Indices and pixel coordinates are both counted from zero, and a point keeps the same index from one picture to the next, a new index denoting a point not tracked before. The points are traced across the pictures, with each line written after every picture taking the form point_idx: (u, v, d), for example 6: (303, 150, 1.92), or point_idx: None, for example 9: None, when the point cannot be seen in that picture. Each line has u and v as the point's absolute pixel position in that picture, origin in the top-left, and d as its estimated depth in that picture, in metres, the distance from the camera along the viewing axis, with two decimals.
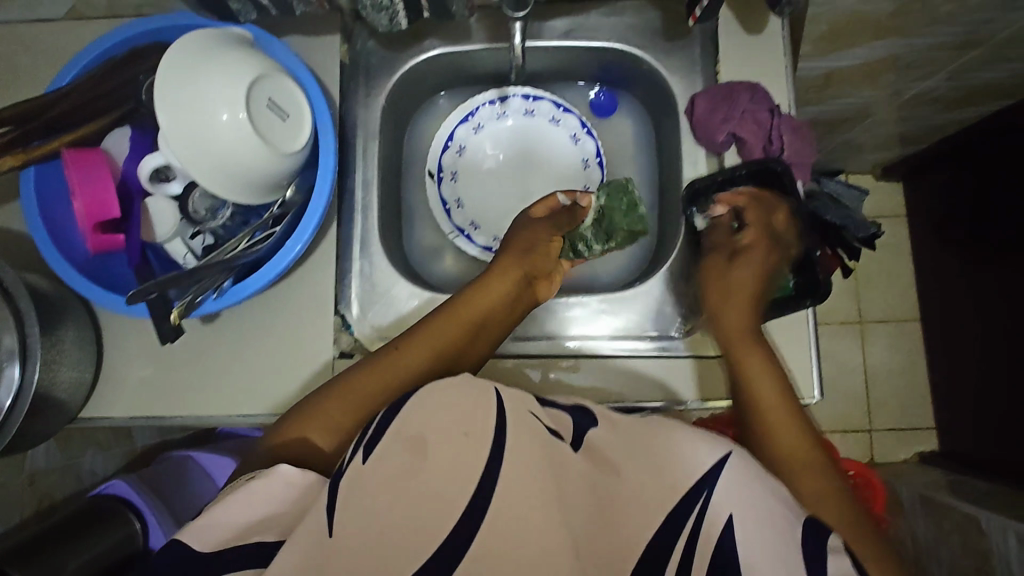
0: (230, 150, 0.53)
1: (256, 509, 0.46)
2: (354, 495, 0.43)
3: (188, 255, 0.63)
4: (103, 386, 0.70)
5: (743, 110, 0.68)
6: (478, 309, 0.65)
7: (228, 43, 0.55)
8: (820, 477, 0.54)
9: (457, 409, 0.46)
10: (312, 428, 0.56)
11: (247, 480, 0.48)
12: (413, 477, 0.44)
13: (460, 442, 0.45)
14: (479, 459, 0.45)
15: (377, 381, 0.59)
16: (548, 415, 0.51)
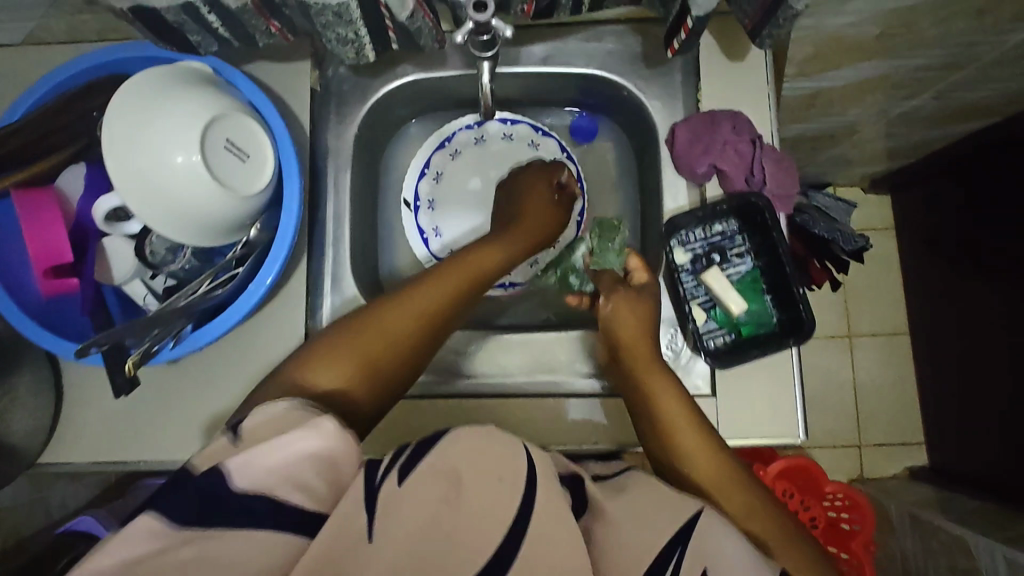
0: (183, 194, 0.51)
1: (290, 464, 0.44)
2: (388, 511, 0.44)
3: (148, 296, 0.61)
4: (62, 429, 0.67)
5: (724, 141, 0.66)
6: (491, 262, 0.65)
7: (186, 80, 0.53)
8: (744, 500, 0.52)
9: (492, 456, 0.46)
10: (332, 364, 0.55)
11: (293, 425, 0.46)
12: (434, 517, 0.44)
13: (494, 487, 0.45)
14: (507, 507, 0.44)
15: (400, 309, 0.58)
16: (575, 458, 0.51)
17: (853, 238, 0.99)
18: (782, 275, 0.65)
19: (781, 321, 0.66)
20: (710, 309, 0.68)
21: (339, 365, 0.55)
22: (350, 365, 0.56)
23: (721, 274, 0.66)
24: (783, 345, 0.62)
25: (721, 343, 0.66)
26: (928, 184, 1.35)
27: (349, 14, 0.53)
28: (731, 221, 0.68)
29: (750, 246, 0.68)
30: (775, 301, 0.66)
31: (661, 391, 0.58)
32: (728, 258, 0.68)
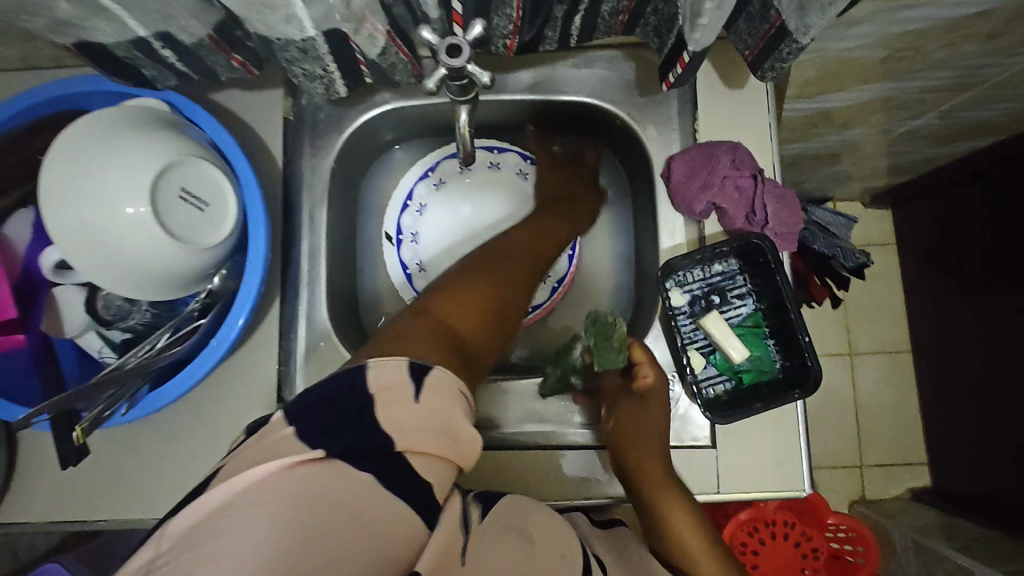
0: (134, 251, 0.46)
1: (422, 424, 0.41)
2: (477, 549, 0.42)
3: (104, 349, 0.56)
4: (15, 487, 0.63)
5: (724, 176, 0.62)
6: (551, 240, 0.67)
7: (139, 123, 0.48)
8: None
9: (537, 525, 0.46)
10: (455, 306, 0.52)
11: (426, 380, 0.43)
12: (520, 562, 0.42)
13: (555, 562, 0.44)
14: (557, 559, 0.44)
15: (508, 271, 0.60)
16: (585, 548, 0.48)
17: (854, 254, 0.93)
18: (786, 320, 0.61)
19: (785, 368, 0.61)
20: (709, 354, 0.64)
21: (452, 326, 0.51)
22: (457, 327, 0.51)
23: (720, 319, 0.62)
24: (787, 399, 0.58)
25: (721, 391, 0.62)
26: (930, 200, 1.31)
27: (315, 49, 0.51)
28: (732, 261, 0.63)
29: (752, 287, 0.63)
30: (778, 346, 0.62)
31: (680, 517, 0.55)
32: (727, 299, 0.64)
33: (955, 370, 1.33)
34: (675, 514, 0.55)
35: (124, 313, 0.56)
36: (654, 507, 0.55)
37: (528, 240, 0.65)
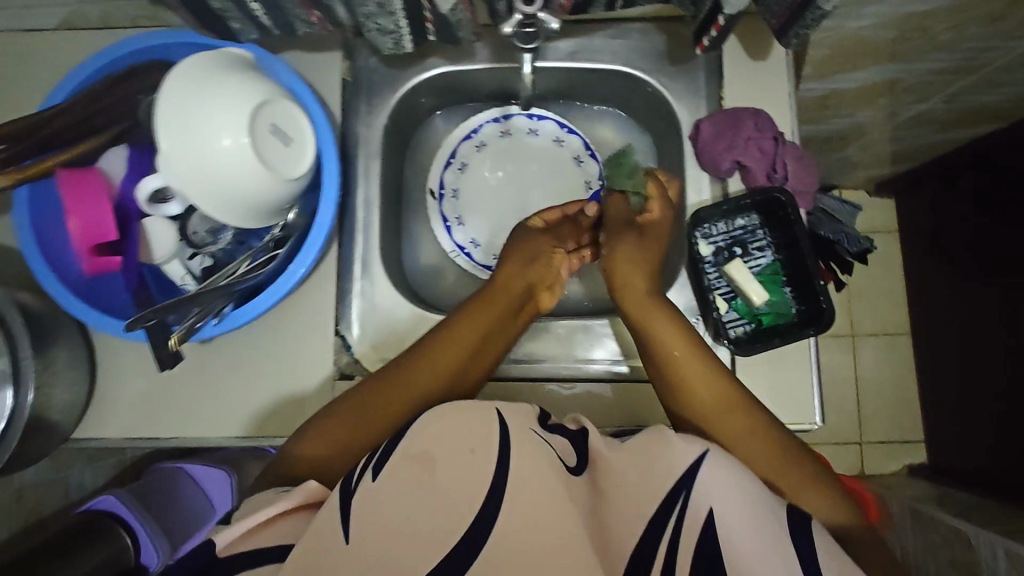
0: (231, 177, 0.52)
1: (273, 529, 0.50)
2: (373, 505, 0.49)
3: (187, 277, 0.62)
4: (95, 407, 0.69)
5: (747, 137, 0.68)
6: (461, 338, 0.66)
7: (233, 65, 0.54)
8: (739, 423, 0.58)
9: (466, 429, 0.53)
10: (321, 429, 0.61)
11: (275, 494, 0.53)
12: (432, 485, 0.50)
13: (465, 458, 0.51)
14: (484, 475, 0.51)
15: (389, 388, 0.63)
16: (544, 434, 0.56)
17: (858, 239, 0.98)
18: (803, 267, 0.67)
19: (800, 312, 0.68)
20: (731, 300, 0.70)
21: (313, 455, 0.60)
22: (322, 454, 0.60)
23: (742, 265, 0.69)
24: (802, 336, 0.65)
25: (740, 332, 0.68)
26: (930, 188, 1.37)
27: (391, 4, 0.57)
28: (753, 216, 0.70)
29: (771, 240, 0.70)
30: (795, 292, 0.68)
31: (660, 323, 0.64)
32: (748, 250, 0.70)
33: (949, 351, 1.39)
34: (661, 326, 0.63)
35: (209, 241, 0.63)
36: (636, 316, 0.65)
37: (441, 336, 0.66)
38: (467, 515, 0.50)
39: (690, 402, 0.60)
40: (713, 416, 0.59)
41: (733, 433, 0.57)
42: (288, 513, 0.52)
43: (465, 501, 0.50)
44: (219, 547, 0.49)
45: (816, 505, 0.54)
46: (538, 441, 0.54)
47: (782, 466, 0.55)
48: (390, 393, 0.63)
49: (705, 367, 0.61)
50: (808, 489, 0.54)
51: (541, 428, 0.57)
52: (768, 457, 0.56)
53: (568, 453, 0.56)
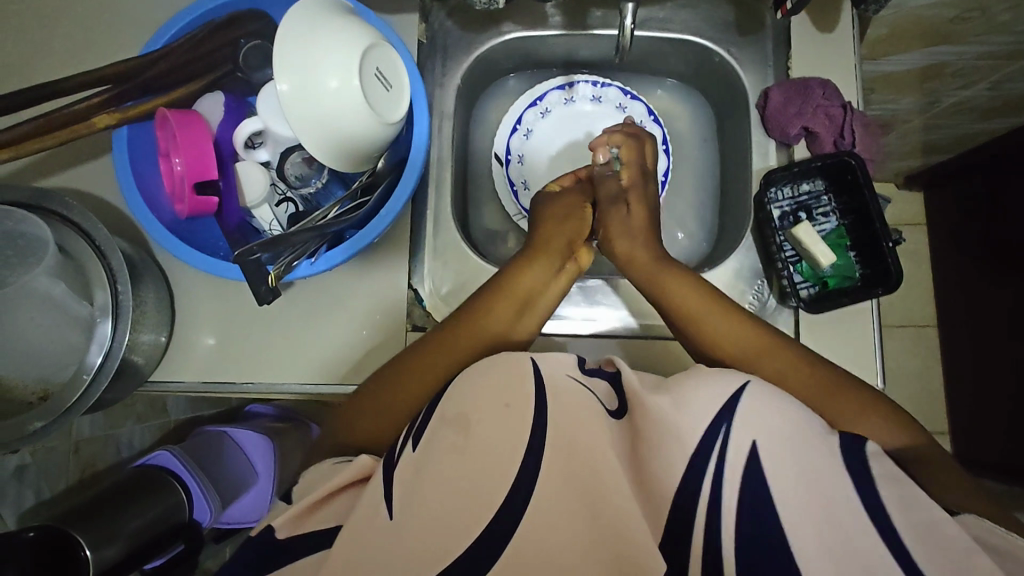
0: (341, 118, 0.54)
1: (335, 506, 0.48)
2: (419, 468, 0.47)
3: (274, 223, 0.64)
4: (175, 351, 0.71)
5: (816, 105, 0.70)
6: (502, 304, 0.63)
7: (340, 11, 0.56)
8: (781, 355, 0.60)
9: (499, 384, 0.50)
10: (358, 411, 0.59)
11: (334, 466, 0.51)
12: (466, 448, 0.48)
13: (502, 413, 0.49)
14: (520, 430, 0.48)
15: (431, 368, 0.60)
16: (585, 377, 0.54)
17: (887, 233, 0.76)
18: (869, 231, 0.69)
19: (864, 275, 0.70)
20: (796, 264, 0.72)
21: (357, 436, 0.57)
22: (366, 433, 0.58)
23: (811, 228, 0.69)
24: (870, 296, 0.66)
25: (805, 294, 0.70)
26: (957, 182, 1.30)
27: None
28: (819, 181, 0.71)
29: (836, 206, 0.71)
30: (859, 256, 0.70)
31: (675, 281, 0.65)
32: (813, 216, 0.72)
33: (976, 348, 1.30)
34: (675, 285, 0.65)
35: (301, 183, 0.64)
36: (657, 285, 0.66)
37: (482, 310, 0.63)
38: (508, 475, 0.47)
39: (724, 352, 0.61)
40: (757, 352, 0.61)
41: (776, 364, 0.60)
42: (341, 492, 0.49)
43: (507, 452, 0.48)
44: (279, 531, 0.47)
45: (873, 429, 0.56)
46: (573, 385, 0.52)
47: (829, 396, 0.58)
48: (433, 353, 0.61)
49: (727, 317, 0.62)
50: (859, 414, 0.57)
51: (581, 372, 0.55)
52: (814, 389, 0.58)
53: (607, 396, 0.54)
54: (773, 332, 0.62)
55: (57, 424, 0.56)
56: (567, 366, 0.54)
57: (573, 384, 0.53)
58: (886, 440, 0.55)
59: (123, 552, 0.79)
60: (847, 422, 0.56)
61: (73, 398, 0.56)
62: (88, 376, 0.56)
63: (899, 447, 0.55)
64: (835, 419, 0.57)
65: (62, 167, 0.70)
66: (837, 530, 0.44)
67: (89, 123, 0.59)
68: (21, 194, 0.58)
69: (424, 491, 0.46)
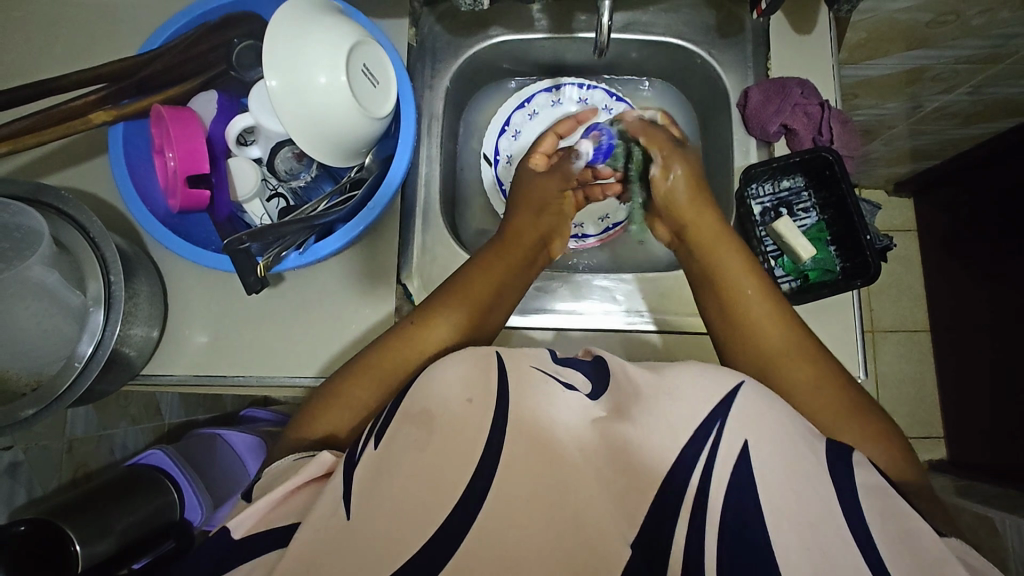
0: (328, 112, 0.56)
1: (294, 503, 0.48)
2: (391, 456, 0.47)
3: (265, 217, 0.66)
4: (166, 347, 0.72)
5: (795, 103, 0.72)
6: (479, 289, 0.64)
7: (328, 11, 0.58)
8: (815, 373, 0.56)
9: (466, 378, 0.50)
10: (337, 402, 0.59)
11: (298, 463, 0.51)
12: (433, 437, 0.47)
13: (463, 408, 0.48)
14: (483, 422, 0.48)
15: (406, 368, 0.60)
16: (555, 368, 0.52)
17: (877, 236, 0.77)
18: (848, 224, 0.71)
19: (844, 268, 0.71)
20: (778, 258, 0.73)
21: (333, 426, 0.58)
22: (336, 427, 0.58)
23: (791, 223, 0.70)
24: (850, 287, 0.67)
25: (787, 288, 0.71)
26: (946, 187, 1.30)
27: None
28: (798, 177, 0.73)
29: (816, 201, 0.73)
30: (839, 250, 0.72)
31: (735, 263, 0.62)
32: (794, 211, 0.74)
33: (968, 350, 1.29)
34: (729, 267, 0.62)
35: (293, 172, 0.65)
36: (714, 262, 0.63)
37: (463, 289, 0.64)
38: (471, 457, 0.47)
39: (753, 352, 0.58)
40: (789, 361, 0.57)
41: (807, 381, 0.56)
42: (301, 489, 0.49)
43: (465, 449, 0.47)
44: (234, 531, 0.47)
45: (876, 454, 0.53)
46: (538, 376, 0.50)
47: (845, 420, 0.54)
48: (399, 350, 0.60)
49: (771, 312, 0.59)
50: (872, 441, 0.54)
51: (551, 365, 0.52)
52: (830, 412, 0.55)
53: (584, 381, 0.52)
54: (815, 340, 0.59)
55: (46, 412, 0.57)
56: (533, 358, 0.52)
57: (539, 377, 0.50)
58: (893, 472, 0.53)
59: (112, 549, 0.81)
60: (855, 441, 0.54)
61: (64, 386, 0.57)
62: (80, 364, 0.57)
63: (904, 482, 0.52)
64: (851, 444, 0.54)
65: (58, 168, 0.71)
66: (812, 508, 0.43)
67: (85, 120, 0.60)
68: (17, 187, 0.60)
69: (402, 473, 0.47)
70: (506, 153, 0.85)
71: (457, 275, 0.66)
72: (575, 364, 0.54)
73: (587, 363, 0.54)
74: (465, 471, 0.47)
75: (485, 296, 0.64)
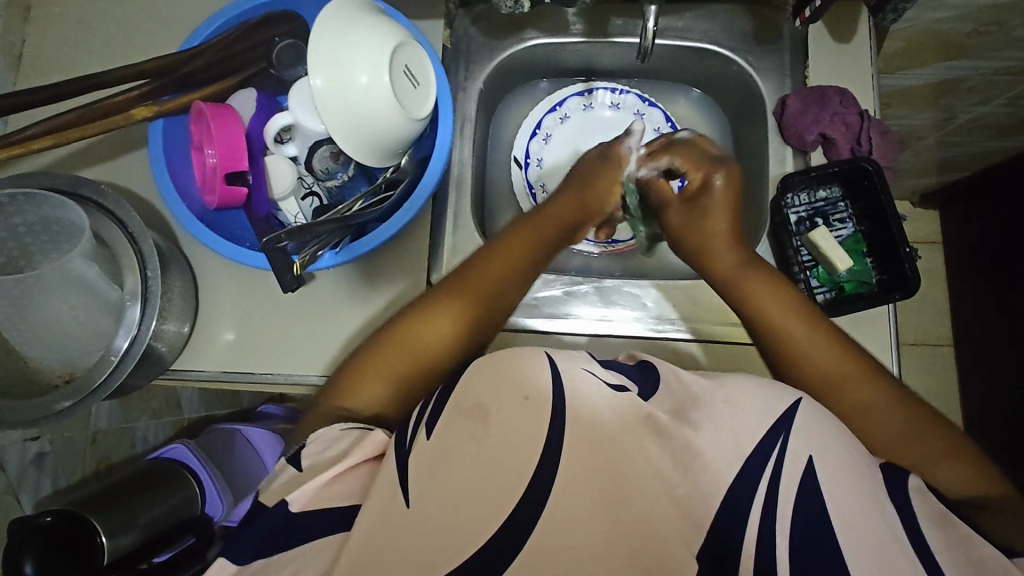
0: (372, 113, 0.56)
1: (352, 483, 0.46)
2: (429, 464, 0.45)
3: (299, 216, 0.66)
4: (196, 342, 0.72)
5: (834, 112, 0.71)
6: (484, 282, 0.61)
7: (373, 10, 0.57)
8: (871, 389, 0.55)
9: (514, 377, 0.47)
10: (360, 384, 0.57)
11: (351, 435, 0.49)
12: (484, 440, 0.45)
13: (521, 406, 0.46)
14: (540, 423, 0.46)
15: (434, 356, 0.58)
16: (609, 374, 0.50)
17: None
18: (887, 237, 0.70)
19: (880, 281, 0.70)
20: (812, 269, 0.72)
21: (359, 405, 0.56)
22: (364, 405, 0.56)
23: (827, 233, 0.70)
24: (886, 300, 0.68)
25: (821, 298, 0.69)
26: (975, 200, 1.28)
27: None
28: (835, 187, 0.72)
29: (853, 212, 0.72)
30: (876, 263, 0.70)
31: (761, 290, 0.61)
32: (830, 222, 0.72)
33: (995, 366, 1.26)
34: (756, 290, 0.61)
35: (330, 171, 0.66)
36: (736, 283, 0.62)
37: (473, 281, 0.61)
38: (526, 465, 0.45)
39: (802, 369, 0.57)
40: (843, 380, 0.55)
41: (864, 397, 0.55)
42: (357, 467, 0.47)
43: (525, 448, 0.45)
44: (292, 504, 0.45)
45: (941, 475, 0.51)
46: (592, 381, 0.48)
47: (912, 436, 0.53)
48: (420, 334, 0.58)
49: (811, 332, 0.58)
50: (938, 458, 0.52)
51: (601, 368, 0.50)
52: (889, 432, 0.53)
53: (631, 382, 0.51)
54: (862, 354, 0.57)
55: (82, 405, 0.57)
56: (586, 361, 0.50)
57: (591, 379, 0.48)
58: (963, 489, 0.50)
59: (137, 541, 0.81)
60: (921, 457, 0.52)
61: (100, 379, 0.57)
62: (116, 357, 0.58)
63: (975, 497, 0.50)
64: (912, 458, 0.52)
65: (94, 162, 0.72)
66: (864, 528, 0.42)
67: (127, 115, 0.61)
68: (61, 181, 0.60)
69: (443, 481, 0.44)
70: (537, 159, 0.85)
71: (466, 263, 0.63)
72: (620, 368, 0.53)
73: (633, 369, 0.52)
74: (524, 474, 0.44)
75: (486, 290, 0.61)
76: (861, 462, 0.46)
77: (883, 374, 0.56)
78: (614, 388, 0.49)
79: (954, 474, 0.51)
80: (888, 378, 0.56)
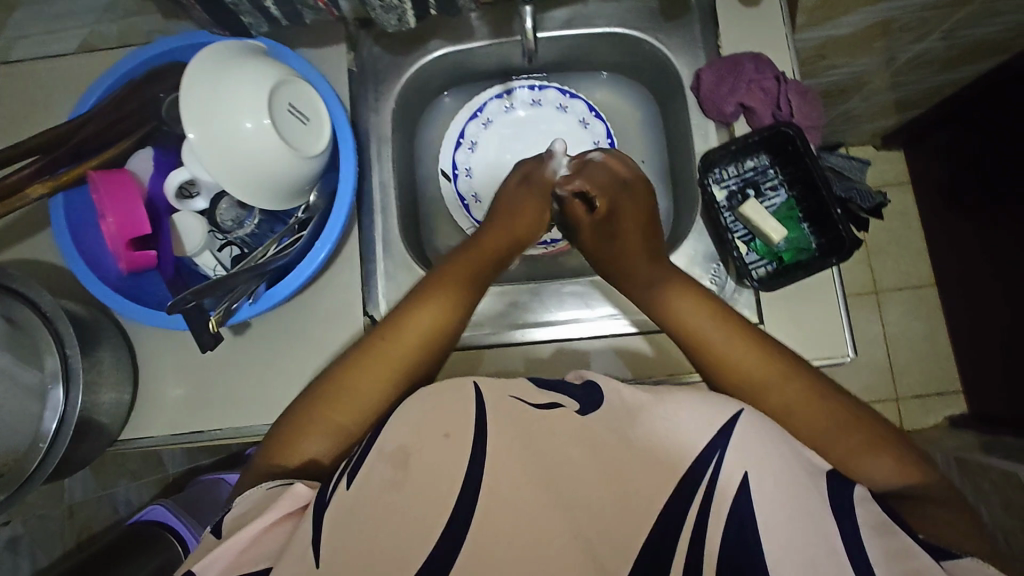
0: (260, 158, 0.55)
1: (267, 546, 0.46)
2: (347, 512, 0.45)
3: (218, 267, 0.65)
4: (141, 407, 0.71)
5: (749, 79, 0.68)
6: (431, 315, 0.61)
7: (249, 53, 0.56)
8: (790, 385, 0.55)
9: (438, 413, 0.49)
10: (306, 432, 0.56)
11: (270, 493, 0.48)
12: (404, 484, 0.47)
13: (441, 444, 0.48)
14: (461, 458, 0.48)
15: (365, 393, 0.58)
16: (539, 395, 0.51)
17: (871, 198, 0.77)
18: (818, 200, 0.69)
19: (821, 245, 0.69)
20: (749, 241, 0.70)
21: (306, 458, 0.56)
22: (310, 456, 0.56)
23: (758, 205, 0.68)
24: (826, 265, 0.65)
25: (762, 271, 0.68)
26: (934, 136, 1.25)
27: None
28: (763, 156, 0.71)
29: (783, 177, 0.71)
30: (813, 228, 0.69)
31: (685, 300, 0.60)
32: (762, 191, 0.71)
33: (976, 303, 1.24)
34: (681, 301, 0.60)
35: (239, 220, 0.65)
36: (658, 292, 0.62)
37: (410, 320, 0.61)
38: (450, 499, 0.47)
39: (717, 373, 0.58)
40: (759, 381, 0.55)
41: (779, 397, 0.55)
42: (277, 526, 0.46)
43: (445, 483, 0.47)
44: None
45: (866, 469, 0.51)
46: (518, 407, 0.50)
47: (840, 433, 0.52)
48: (364, 372, 0.58)
49: (738, 337, 0.58)
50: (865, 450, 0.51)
51: (535, 389, 0.52)
52: (816, 427, 0.53)
53: (571, 399, 0.51)
54: (784, 352, 0.57)
55: (18, 495, 0.56)
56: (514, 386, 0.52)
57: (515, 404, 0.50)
58: (886, 478, 0.51)
59: None
60: (849, 447, 0.52)
61: (32, 466, 0.56)
62: (45, 443, 0.57)
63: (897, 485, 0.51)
64: (841, 451, 0.52)
65: (13, 242, 0.71)
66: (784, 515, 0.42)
67: (23, 195, 0.59)
68: None
69: (367, 531, 0.45)
70: (467, 168, 0.83)
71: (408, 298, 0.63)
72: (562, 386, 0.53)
73: (574, 385, 0.53)
74: (449, 506, 0.47)
75: (429, 331, 0.61)
76: (776, 449, 0.46)
77: (806, 369, 0.56)
78: (545, 408, 0.50)
79: (887, 475, 0.51)
80: (811, 372, 0.56)
